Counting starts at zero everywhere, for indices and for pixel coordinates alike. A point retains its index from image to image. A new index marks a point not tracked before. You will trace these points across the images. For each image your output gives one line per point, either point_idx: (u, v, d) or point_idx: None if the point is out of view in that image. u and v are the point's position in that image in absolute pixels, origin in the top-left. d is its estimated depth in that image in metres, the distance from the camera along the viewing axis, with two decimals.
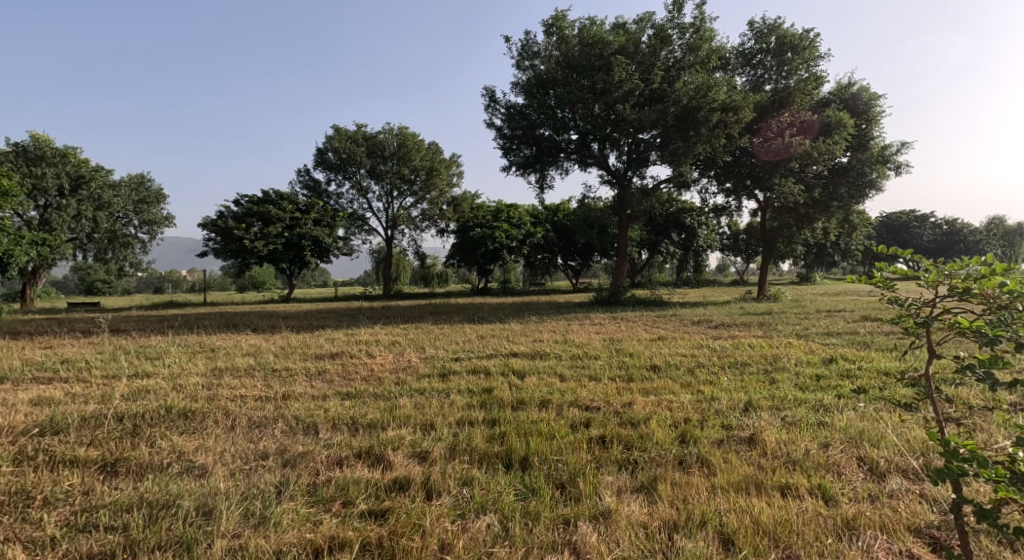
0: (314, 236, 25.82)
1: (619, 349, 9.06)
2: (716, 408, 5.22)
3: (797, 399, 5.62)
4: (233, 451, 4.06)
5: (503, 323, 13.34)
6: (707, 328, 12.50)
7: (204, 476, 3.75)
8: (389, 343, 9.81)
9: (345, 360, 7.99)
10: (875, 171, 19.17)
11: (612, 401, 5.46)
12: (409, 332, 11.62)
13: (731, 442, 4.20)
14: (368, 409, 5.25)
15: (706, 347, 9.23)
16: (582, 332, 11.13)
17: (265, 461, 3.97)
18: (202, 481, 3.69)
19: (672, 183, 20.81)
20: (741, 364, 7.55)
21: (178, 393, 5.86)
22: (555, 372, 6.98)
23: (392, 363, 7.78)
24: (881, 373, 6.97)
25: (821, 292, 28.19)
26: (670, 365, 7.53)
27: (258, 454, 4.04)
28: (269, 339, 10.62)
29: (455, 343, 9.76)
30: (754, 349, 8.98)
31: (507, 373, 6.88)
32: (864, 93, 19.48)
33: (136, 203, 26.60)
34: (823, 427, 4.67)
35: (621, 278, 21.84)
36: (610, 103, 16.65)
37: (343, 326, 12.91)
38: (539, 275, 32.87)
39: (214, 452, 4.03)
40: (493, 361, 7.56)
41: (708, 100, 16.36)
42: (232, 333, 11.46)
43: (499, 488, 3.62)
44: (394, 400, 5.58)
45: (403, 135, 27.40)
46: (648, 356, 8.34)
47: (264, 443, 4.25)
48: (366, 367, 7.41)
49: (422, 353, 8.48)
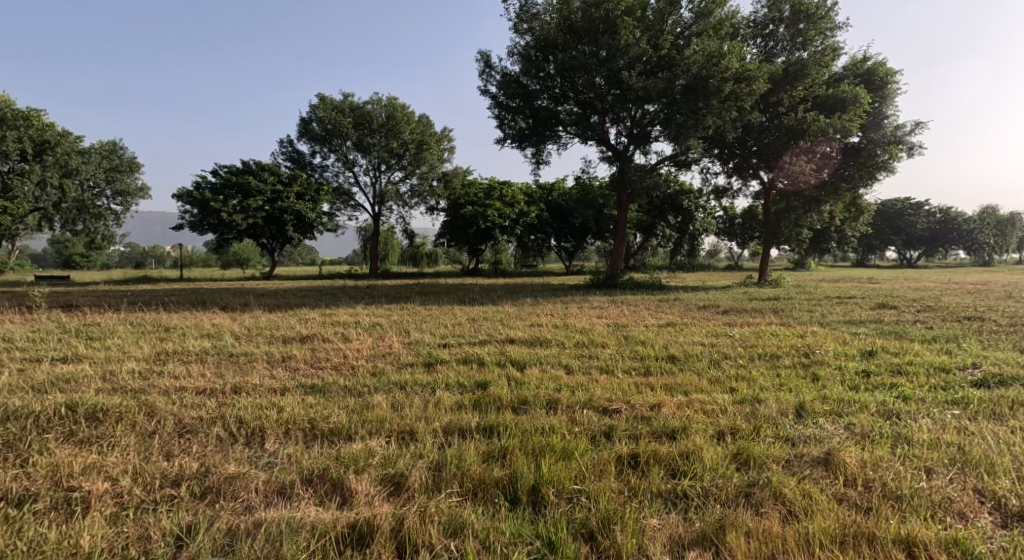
0: (296, 211, 24.57)
1: (628, 336, 8.06)
2: (765, 410, 4.26)
3: (857, 400, 4.66)
4: (129, 477, 3.05)
5: (495, 305, 12.36)
6: (716, 313, 11.56)
7: (71, 522, 2.74)
8: (371, 325, 8.78)
9: (316, 344, 6.94)
10: (887, 153, 18.18)
11: (636, 400, 4.48)
12: (393, 313, 10.63)
13: (804, 465, 3.23)
14: (333, 407, 4.23)
15: (724, 336, 8.23)
16: (582, 316, 10.13)
17: (173, 490, 2.97)
18: (69, 529, 2.71)
19: (672, 162, 19.81)
20: (772, 355, 6.57)
21: (101, 384, 4.83)
22: (562, 362, 5.98)
23: (372, 348, 6.74)
24: (936, 368, 6.00)
25: (822, 279, 27.32)
26: (691, 355, 6.54)
27: (167, 481, 3.04)
28: (238, 318, 9.57)
29: (444, 326, 8.74)
30: (779, 338, 8.02)
31: (505, 363, 5.88)
32: (880, 68, 18.55)
33: (107, 171, 25.31)
34: (907, 442, 3.72)
35: (618, 261, 20.86)
36: (615, 71, 15.60)
37: (321, 305, 11.90)
38: (531, 256, 31.85)
39: (98, 478, 3.03)
40: (487, 349, 6.55)
41: (720, 69, 15.31)
42: (199, 311, 10.38)
43: (500, 544, 2.67)
44: (369, 395, 4.58)
45: (392, 105, 26.13)
46: (663, 344, 7.36)
47: (179, 460, 3.24)
48: (342, 353, 6.36)
49: (406, 338, 7.46)
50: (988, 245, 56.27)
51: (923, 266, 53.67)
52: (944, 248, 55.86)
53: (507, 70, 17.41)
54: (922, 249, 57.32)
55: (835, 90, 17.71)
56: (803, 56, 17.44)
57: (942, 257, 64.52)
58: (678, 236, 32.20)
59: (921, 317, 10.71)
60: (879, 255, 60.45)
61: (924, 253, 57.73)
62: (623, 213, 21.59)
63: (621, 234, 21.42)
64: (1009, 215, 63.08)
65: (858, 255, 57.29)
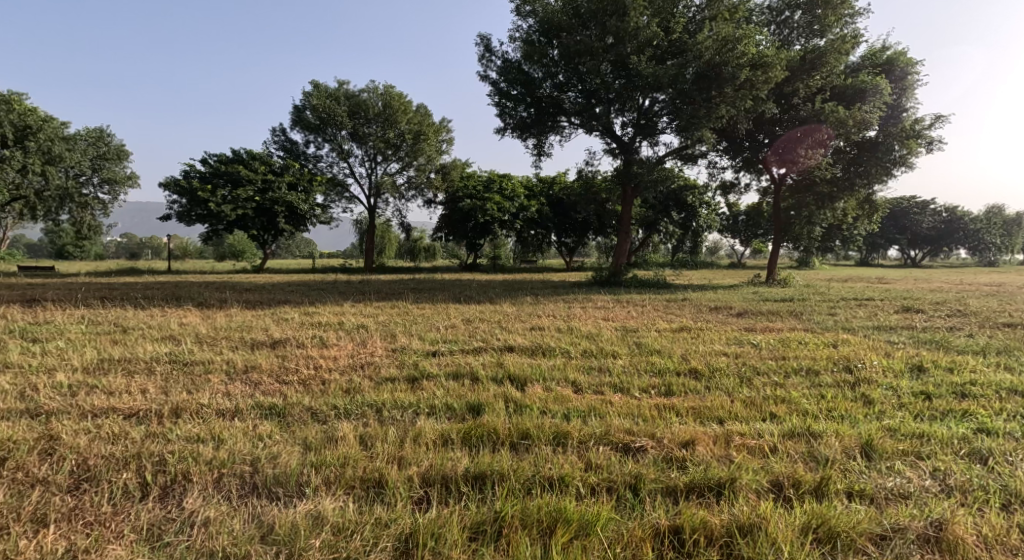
0: (288, 202, 23.69)
1: (640, 343, 7.20)
2: (826, 449, 3.42)
3: (933, 434, 3.81)
4: None
5: (492, 304, 11.46)
6: (732, 317, 10.68)
7: None
8: (355, 327, 7.93)
9: (287, 350, 6.05)
10: (903, 147, 17.04)
11: (662, 431, 3.68)
12: (382, 313, 9.76)
13: (909, 549, 2.63)
14: (285, 442, 3.41)
15: (746, 344, 7.38)
16: (587, 319, 9.30)
17: None
18: None
19: (678, 155, 18.95)
20: (810, 370, 5.74)
21: (10, 405, 3.96)
22: (569, 378, 5.12)
23: (350, 356, 5.88)
24: (1006, 388, 5.13)
25: (830, 278, 26.50)
26: (716, 370, 5.67)
27: None
28: (211, 317, 8.72)
29: (435, 330, 7.86)
30: (809, 347, 7.17)
31: (504, 380, 5.02)
32: (900, 58, 17.78)
33: (94, 159, 24.71)
34: (1020, 502, 2.95)
35: (622, 257, 19.87)
36: (623, 56, 14.77)
37: (305, 303, 11.00)
38: (531, 251, 30.88)
39: None
40: (482, 360, 5.70)
41: (736, 54, 14.48)
42: (170, 308, 9.53)
43: None
44: (332, 423, 3.76)
45: (390, 95, 25.29)
46: (681, 354, 6.52)
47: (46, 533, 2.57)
48: (313, 362, 5.50)
49: (390, 344, 6.58)
50: (994, 245, 55.36)
51: (927, 266, 52.97)
52: (948, 248, 55.14)
53: (507, 56, 16.58)
54: (927, 249, 56.53)
55: (853, 79, 16.97)
56: (821, 44, 16.76)
57: (946, 256, 63.78)
58: (680, 233, 31.27)
59: (952, 324, 9.90)
60: (881, 254, 59.71)
61: (928, 253, 56.90)
62: (627, 208, 20.65)
63: (625, 229, 20.45)
64: (1015, 215, 62.33)
65: (861, 254, 56.54)
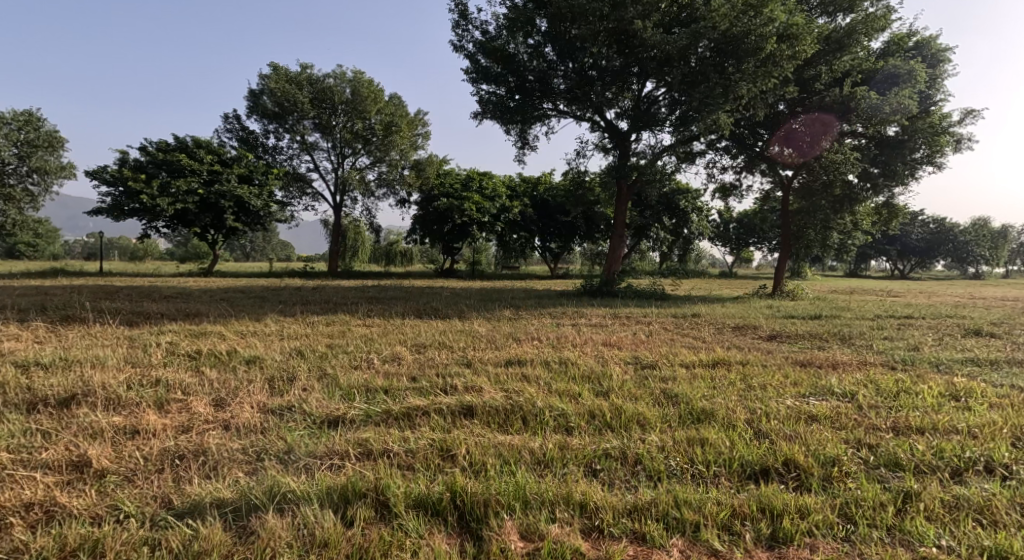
0: (238, 196, 20.85)
1: (675, 396, 4.61)
2: None
3: None
4: None
5: (456, 321, 8.85)
6: (770, 343, 8.19)
7: None
8: (245, 363, 5.27)
9: (73, 417, 3.45)
10: (929, 146, 14.64)
11: None
12: (303, 334, 7.16)
13: None
14: None
15: (834, 397, 4.85)
16: (584, 346, 6.76)
17: None
18: None
19: (676, 154, 16.71)
20: (993, 457, 3.24)
21: None
22: (571, 495, 2.76)
23: (177, 433, 3.29)
24: None
25: (837, 290, 24.25)
26: (834, 462, 3.15)
27: None
28: (45, 341, 6.02)
29: (363, 367, 5.27)
30: (932, 403, 4.65)
31: (443, 511, 2.68)
32: (930, 43, 15.65)
33: (20, 146, 21.67)
34: None
35: (615, 263, 17.14)
36: (625, 22, 12.26)
37: (210, 318, 8.34)
38: (512, 258, 28.20)
39: None
40: (408, 446, 3.14)
41: (760, 22, 12.07)
42: (8, 327, 6.80)
43: None
44: None
45: (359, 80, 22.71)
46: (748, 420, 3.98)
47: None
48: (83, 451, 3.06)
49: (271, 399, 3.98)
50: (983, 258, 53.97)
51: (919, 277, 51.23)
52: (937, 259, 53.44)
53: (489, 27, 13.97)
54: (914, 261, 54.97)
55: (884, 64, 14.85)
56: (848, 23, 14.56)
57: (931, 270, 62.73)
58: (673, 239, 28.82)
59: None
60: (870, 266, 58.14)
61: (916, 265, 55.36)
62: (620, 210, 17.96)
63: (619, 233, 17.91)
64: (1001, 228, 61.30)
65: (851, 265, 54.64)
